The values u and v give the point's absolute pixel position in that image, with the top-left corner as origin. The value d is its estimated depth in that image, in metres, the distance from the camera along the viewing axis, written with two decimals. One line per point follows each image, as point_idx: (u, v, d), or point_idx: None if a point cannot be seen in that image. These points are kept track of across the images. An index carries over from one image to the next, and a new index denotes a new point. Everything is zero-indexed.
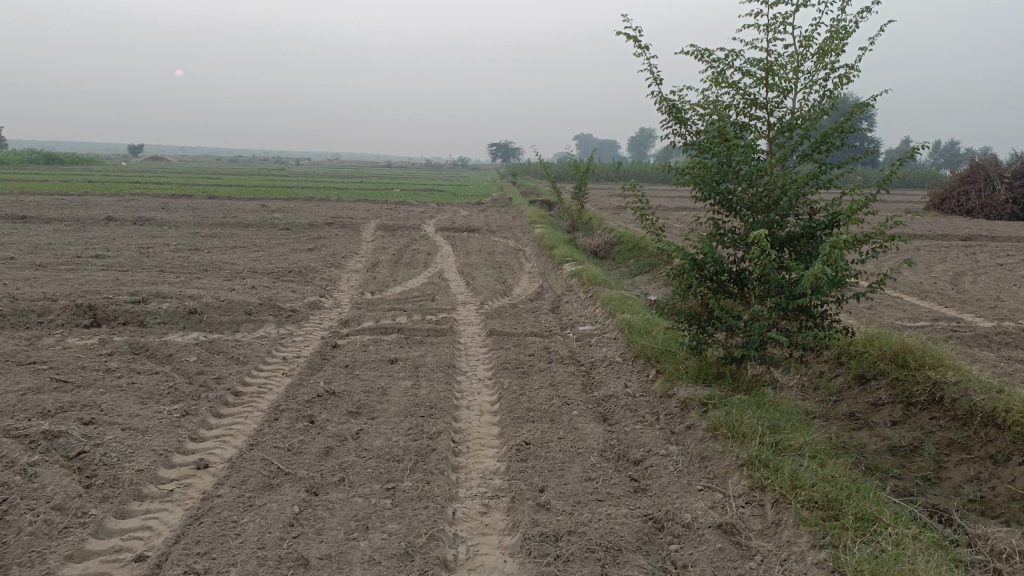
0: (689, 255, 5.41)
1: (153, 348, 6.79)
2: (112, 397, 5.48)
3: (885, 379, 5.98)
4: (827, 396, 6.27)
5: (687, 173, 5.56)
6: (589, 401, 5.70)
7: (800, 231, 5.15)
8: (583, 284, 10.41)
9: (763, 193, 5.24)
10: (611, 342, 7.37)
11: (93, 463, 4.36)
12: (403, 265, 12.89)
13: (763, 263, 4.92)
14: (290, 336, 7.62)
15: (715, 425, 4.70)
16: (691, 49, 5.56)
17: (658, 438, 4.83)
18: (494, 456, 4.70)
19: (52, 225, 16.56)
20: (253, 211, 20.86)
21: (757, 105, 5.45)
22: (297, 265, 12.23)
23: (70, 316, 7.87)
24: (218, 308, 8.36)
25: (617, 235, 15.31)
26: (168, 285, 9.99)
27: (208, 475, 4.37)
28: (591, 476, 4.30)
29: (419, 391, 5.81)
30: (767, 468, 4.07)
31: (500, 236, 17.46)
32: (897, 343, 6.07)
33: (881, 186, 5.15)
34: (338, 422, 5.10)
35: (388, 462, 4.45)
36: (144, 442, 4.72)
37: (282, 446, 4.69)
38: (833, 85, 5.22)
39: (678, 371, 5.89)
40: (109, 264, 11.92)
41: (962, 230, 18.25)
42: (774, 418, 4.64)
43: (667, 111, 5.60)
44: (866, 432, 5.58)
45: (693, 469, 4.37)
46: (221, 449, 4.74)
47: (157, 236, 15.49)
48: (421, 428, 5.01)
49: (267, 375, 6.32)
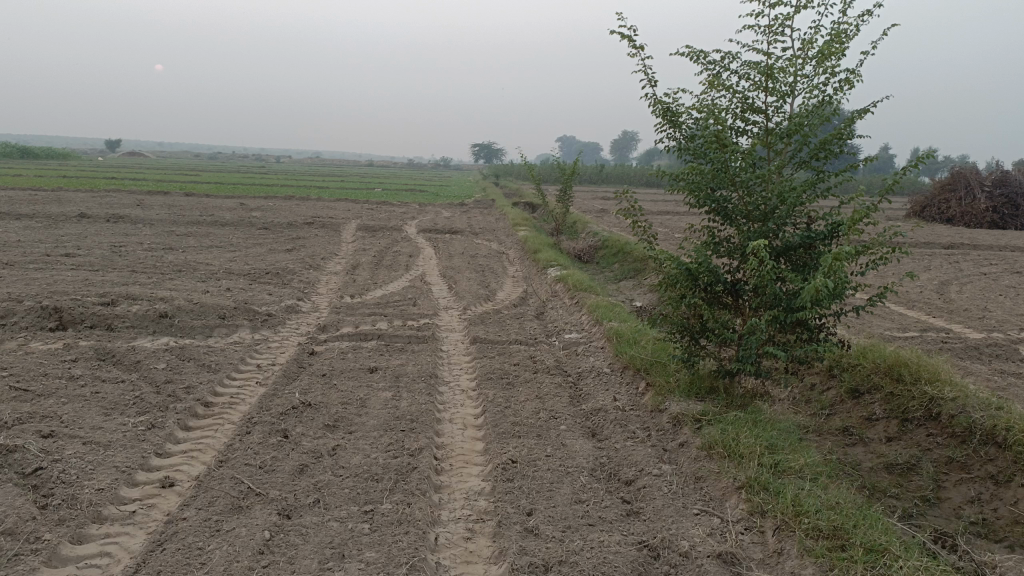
0: (683, 265, 5.20)
1: (121, 354, 6.48)
2: (74, 408, 5.18)
3: (879, 394, 5.81)
4: (820, 409, 6.09)
5: (682, 178, 5.36)
6: (577, 416, 5.47)
7: (798, 241, 4.96)
8: (568, 290, 10.20)
9: (760, 201, 5.05)
10: (598, 351, 7.15)
11: (50, 481, 4.07)
12: (383, 267, 12.61)
13: (762, 274, 4.71)
14: (265, 342, 7.33)
15: (709, 443, 4.49)
16: (687, 50, 5.35)
17: (651, 456, 4.62)
18: (479, 474, 4.46)
19: (23, 221, 16.08)
20: (231, 210, 20.47)
21: (755, 109, 5.26)
22: (275, 266, 11.91)
23: (35, 318, 7.52)
24: (190, 311, 8.05)
25: (601, 238, 15.13)
26: (140, 287, 9.65)
27: (174, 495, 4.11)
28: (582, 498, 4.07)
29: (399, 403, 5.56)
30: (766, 492, 3.87)
31: (483, 239, 17.23)
32: (892, 356, 5.90)
33: (883, 195, 4.97)
34: (314, 437, 4.83)
35: (367, 482, 4.19)
36: (105, 458, 4.43)
37: (253, 463, 4.42)
38: (834, 90, 5.03)
39: (669, 384, 5.67)
40: (80, 263, 11.55)
41: (944, 239, 18.23)
42: (772, 437, 4.44)
43: (661, 114, 5.39)
44: (860, 448, 5.41)
45: (688, 490, 4.16)
46: (188, 466, 4.47)
47: (131, 234, 15.10)
48: (402, 444, 4.76)
49: (240, 384, 6.04)
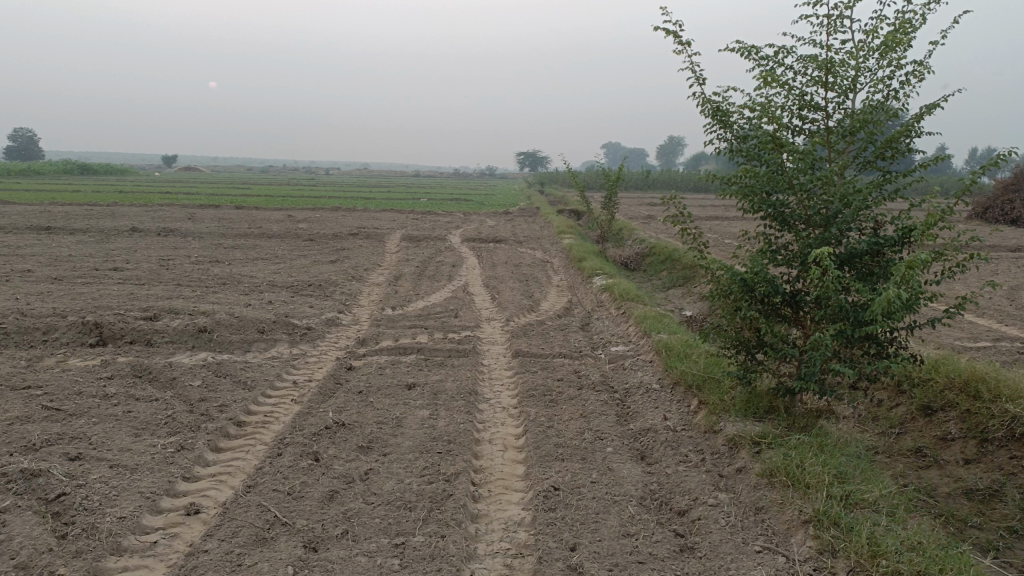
0: (737, 275, 4.83)
1: (156, 370, 6.36)
2: (104, 429, 5.03)
3: (955, 411, 5.33)
4: (888, 428, 5.64)
5: (734, 182, 5.00)
6: (624, 436, 5.14)
7: (865, 248, 4.54)
8: (614, 300, 9.84)
9: (820, 204, 4.65)
10: (647, 365, 6.79)
11: (72, 508, 3.92)
12: (426, 278, 12.41)
13: (825, 284, 4.31)
14: (303, 357, 7.16)
15: (771, 470, 4.11)
16: (737, 45, 5.00)
17: (705, 483, 4.26)
18: (520, 503, 4.16)
19: (77, 236, 16.39)
20: (278, 222, 20.58)
21: (813, 107, 4.87)
22: (317, 278, 11.81)
23: (76, 334, 7.47)
24: (229, 325, 7.93)
25: (648, 246, 14.71)
26: (182, 301, 9.60)
27: (198, 524, 3.91)
28: (630, 531, 3.74)
29: (436, 423, 5.29)
30: (837, 528, 3.49)
31: (527, 247, 16.96)
32: (967, 370, 5.43)
33: (959, 197, 4.52)
34: (346, 461, 4.59)
35: (399, 511, 3.93)
36: (131, 483, 4.26)
37: (281, 489, 4.19)
38: (901, 84, 4.62)
39: (724, 402, 5.28)
40: (126, 277, 11.60)
41: (1012, 242, 17.28)
42: (841, 463, 4.04)
43: (711, 114, 5.05)
44: (935, 471, 4.96)
45: (748, 523, 3.79)
46: (216, 491, 4.28)
47: (179, 247, 15.22)
48: (438, 468, 4.49)
49: (275, 402, 5.85)
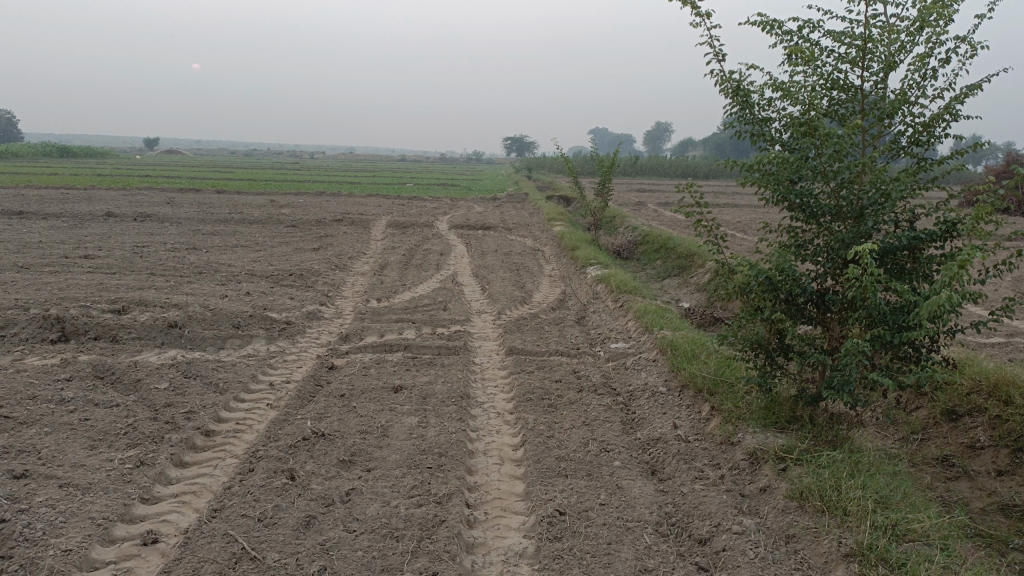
0: (762, 273, 4.35)
1: (120, 371, 5.84)
2: (57, 440, 4.53)
3: (983, 416, 4.90)
4: (910, 435, 5.21)
5: (755, 169, 4.53)
6: (632, 448, 4.69)
7: (902, 243, 4.06)
8: (610, 292, 9.37)
9: (852, 194, 4.18)
10: (651, 365, 6.34)
11: (11, 538, 3.42)
12: (413, 267, 11.90)
13: (862, 284, 3.83)
14: (281, 355, 6.65)
15: (801, 492, 3.68)
16: (758, 18, 4.54)
17: (727, 505, 3.82)
18: (519, 529, 3.71)
19: (48, 221, 15.67)
20: (260, 207, 19.87)
21: (842, 87, 4.41)
22: (299, 267, 11.27)
23: (36, 329, 6.91)
24: (202, 320, 7.38)
25: (641, 233, 14.25)
26: (154, 292, 9.04)
27: (155, 557, 3.43)
28: (648, 567, 3.30)
29: (425, 432, 4.81)
30: (885, 565, 3.06)
31: (517, 235, 16.49)
32: (997, 373, 5.00)
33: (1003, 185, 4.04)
34: (325, 479, 4.11)
35: (385, 542, 3.46)
36: (82, 506, 3.76)
37: (251, 515, 3.71)
38: (940, 62, 4.17)
39: (740, 410, 4.83)
40: (98, 265, 11.00)
41: None
42: (879, 485, 3.61)
43: (730, 93, 4.58)
44: (965, 484, 4.54)
45: (779, 555, 3.36)
46: (178, 516, 3.80)
47: (155, 233, 14.60)
48: (427, 487, 4.03)
49: (248, 408, 5.35)
